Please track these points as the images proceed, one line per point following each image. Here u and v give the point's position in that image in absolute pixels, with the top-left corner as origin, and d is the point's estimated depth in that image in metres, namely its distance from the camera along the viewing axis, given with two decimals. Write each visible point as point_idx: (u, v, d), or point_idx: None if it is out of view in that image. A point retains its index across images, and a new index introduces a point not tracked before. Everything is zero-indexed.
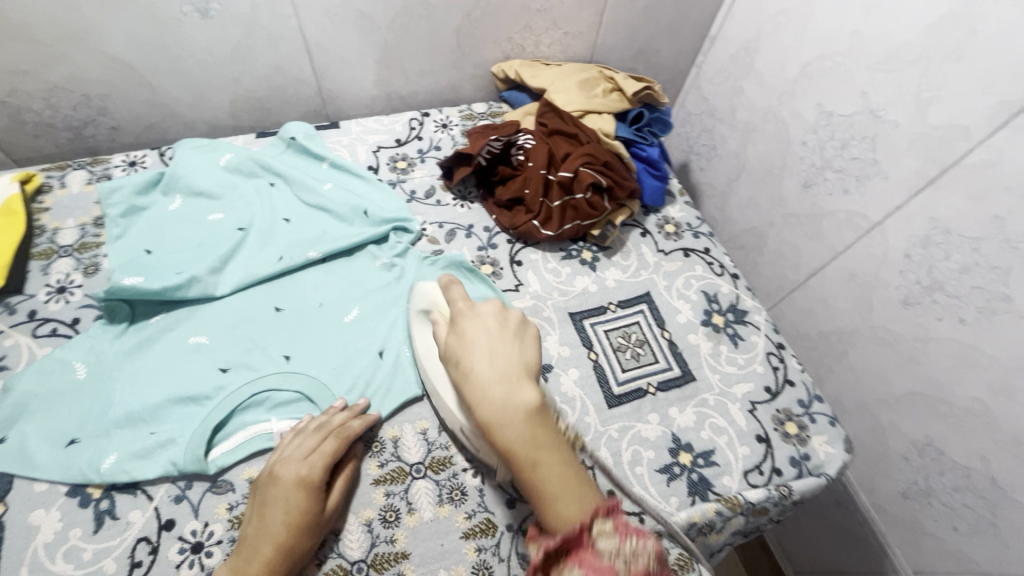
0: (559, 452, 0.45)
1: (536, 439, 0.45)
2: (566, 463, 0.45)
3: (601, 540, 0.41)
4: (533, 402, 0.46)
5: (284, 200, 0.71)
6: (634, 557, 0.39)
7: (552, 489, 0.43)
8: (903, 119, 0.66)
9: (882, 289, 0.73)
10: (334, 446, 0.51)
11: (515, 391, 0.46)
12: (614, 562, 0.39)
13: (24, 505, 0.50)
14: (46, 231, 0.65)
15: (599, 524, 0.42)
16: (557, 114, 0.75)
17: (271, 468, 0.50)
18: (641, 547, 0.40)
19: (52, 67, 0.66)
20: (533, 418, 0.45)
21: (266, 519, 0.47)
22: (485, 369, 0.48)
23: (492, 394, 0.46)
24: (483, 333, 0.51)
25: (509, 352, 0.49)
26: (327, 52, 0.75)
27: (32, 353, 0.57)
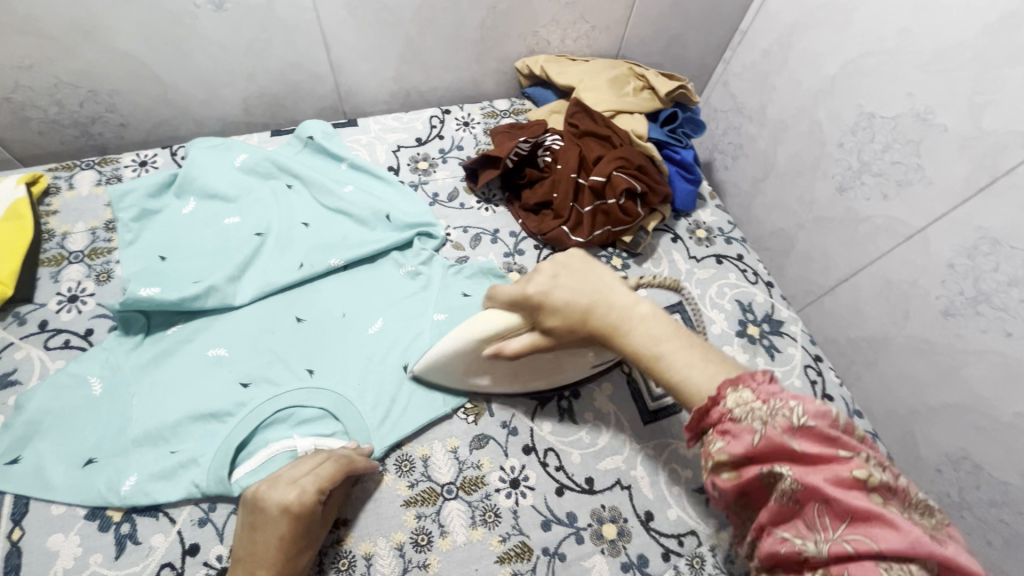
0: (691, 342, 0.43)
1: (667, 333, 0.44)
2: (704, 351, 0.42)
3: (735, 406, 0.37)
4: (646, 304, 0.46)
5: (303, 203, 0.68)
6: (773, 418, 0.35)
7: (681, 374, 0.41)
8: (952, 123, 0.63)
9: (920, 298, 0.71)
10: (331, 470, 0.47)
11: (624, 299, 0.46)
12: (753, 429, 0.36)
13: (41, 528, 0.47)
14: (55, 236, 0.62)
15: (732, 393, 0.37)
16: (589, 115, 0.72)
17: (259, 489, 0.46)
18: (785, 406, 0.35)
19: (59, 62, 0.63)
20: (651, 314, 0.45)
21: (257, 547, 0.44)
22: (580, 292, 0.47)
23: (605, 308, 0.46)
24: (562, 263, 0.50)
25: (600, 271, 0.49)
26: (346, 46, 0.72)
27: (44, 366, 0.55)
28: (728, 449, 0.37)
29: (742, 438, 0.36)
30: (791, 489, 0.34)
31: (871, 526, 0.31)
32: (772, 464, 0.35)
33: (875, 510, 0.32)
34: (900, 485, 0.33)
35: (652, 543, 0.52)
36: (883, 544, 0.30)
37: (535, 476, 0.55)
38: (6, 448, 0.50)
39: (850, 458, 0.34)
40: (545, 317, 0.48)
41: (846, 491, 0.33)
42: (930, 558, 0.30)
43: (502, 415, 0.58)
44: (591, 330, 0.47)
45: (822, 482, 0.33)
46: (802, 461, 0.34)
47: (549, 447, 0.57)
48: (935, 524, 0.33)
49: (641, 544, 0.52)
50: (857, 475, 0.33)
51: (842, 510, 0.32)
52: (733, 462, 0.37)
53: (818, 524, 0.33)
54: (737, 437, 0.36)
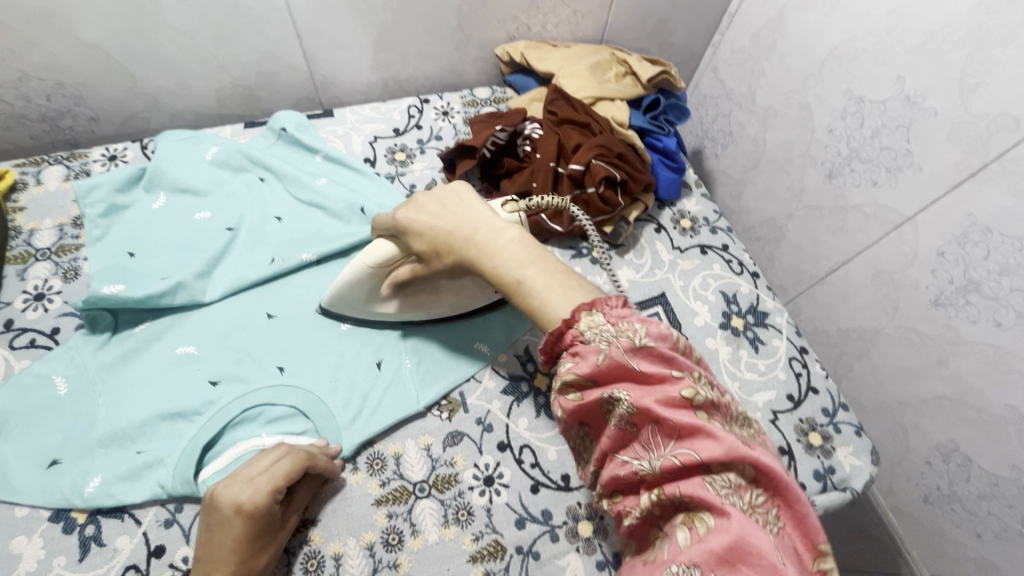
0: (544, 265, 0.46)
1: (527, 257, 0.46)
2: (554, 276, 0.45)
3: (587, 328, 0.41)
4: (511, 230, 0.48)
5: (276, 197, 0.67)
6: (617, 339, 0.40)
7: (541, 301, 0.44)
8: (943, 107, 0.61)
9: (910, 288, 0.69)
10: (289, 467, 0.47)
11: (492, 225, 0.49)
12: (597, 349, 0.40)
13: (5, 531, 0.47)
14: (22, 233, 0.61)
15: (584, 316, 0.41)
16: (568, 102, 0.70)
17: (213, 488, 0.46)
18: (627, 330, 0.40)
19: (21, 54, 0.61)
20: (515, 240, 0.47)
21: (213, 547, 0.44)
22: (443, 219, 0.50)
23: (460, 237, 0.49)
24: (437, 195, 0.52)
25: (431, 202, 0.52)
26: (318, 35, 0.70)
27: (9, 366, 0.54)
28: (576, 369, 0.40)
29: (589, 358, 0.40)
30: (628, 413, 0.38)
31: (695, 440, 0.36)
32: (612, 386, 0.39)
33: (700, 424, 0.36)
34: (723, 402, 0.38)
35: None
36: (705, 455, 0.35)
37: (510, 473, 0.54)
38: None
39: (679, 378, 0.38)
40: (414, 242, 0.51)
41: (675, 411, 0.37)
42: (744, 464, 0.34)
43: (477, 411, 0.57)
44: (455, 259, 0.49)
45: (652, 402, 0.37)
46: (638, 378, 0.39)
47: (524, 444, 0.55)
48: (753, 433, 0.38)
49: (617, 541, 0.51)
50: (684, 394, 0.37)
51: (669, 428, 0.36)
52: (580, 384, 0.40)
53: (651, 445, 0.38)
54: (584, 358, 0.40)
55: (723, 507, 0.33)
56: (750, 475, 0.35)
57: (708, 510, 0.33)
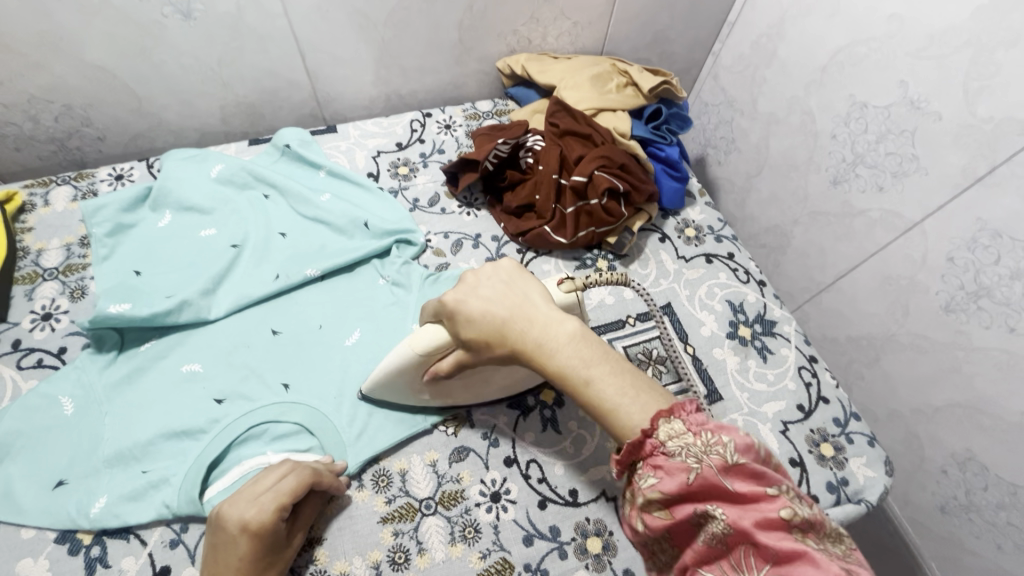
0: (611, 364, 0.40)
1: (597, 355, 0.40)
2: (625, 374, 0.39)
3: (667, 438, 0.35)
4: (571, 322, 0.42)
5: (280, 213, 0.67)
6: (707, 455, 0.33)
7: (613, 402, 0.38)
8: (947, 111, 0.60)
9: (920, 294, 0.68)
10: (293, 484, 0.46)
11: (549, 316, 0.42)
12: (686, 466, 0.34)
13: (11, 553, 0.47)
14: (30, 253, 0.62)
15: (665, 425, 0.35)
16: (569, 113, 0.69)
17: (220, 507, 0.45)
18: (716, 442, 0.34)
19: (29, 77, 0.62)
20: (576, 336, 0.41)
21: (218, 565, 0.43)
22: (501, 309, 0.43)
23: (520, 337, 0.42)
24: (492, 275, 0.46)
25: (492, 286, 0.45)
26: (321, 52, 0.70)
27: (17, 386, 0.54)
28: (659, 486, 0.34)
29: (674, 474, 0.34)
30: (720, 532, 0.32)
31: (795, 567, 0.30)
32: (703, 504, 0.33)
33: (801, 548, 0.30)
34: (818, 518, 0.32)
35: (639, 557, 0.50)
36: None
37: (517, 489, 0.53)
38: None
39: (776, 495, 0.32)
40: (459, 330, 0.45)
41: (772, 533, 0.31)
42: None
43: (483, 426, 0.56)
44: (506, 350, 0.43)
45: (750, 525, 0.31)
46: (731, 498, 0.32)
47: (531, 459, 0.55)
48: (849, 550, 0.32)
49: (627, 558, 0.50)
50: (783, 514, 0.31)
51: (767, 552, 0.30)
52: (664, 501, 0.34)
53: (743, 567, 0.31)
54: (669, 474, 0.34)
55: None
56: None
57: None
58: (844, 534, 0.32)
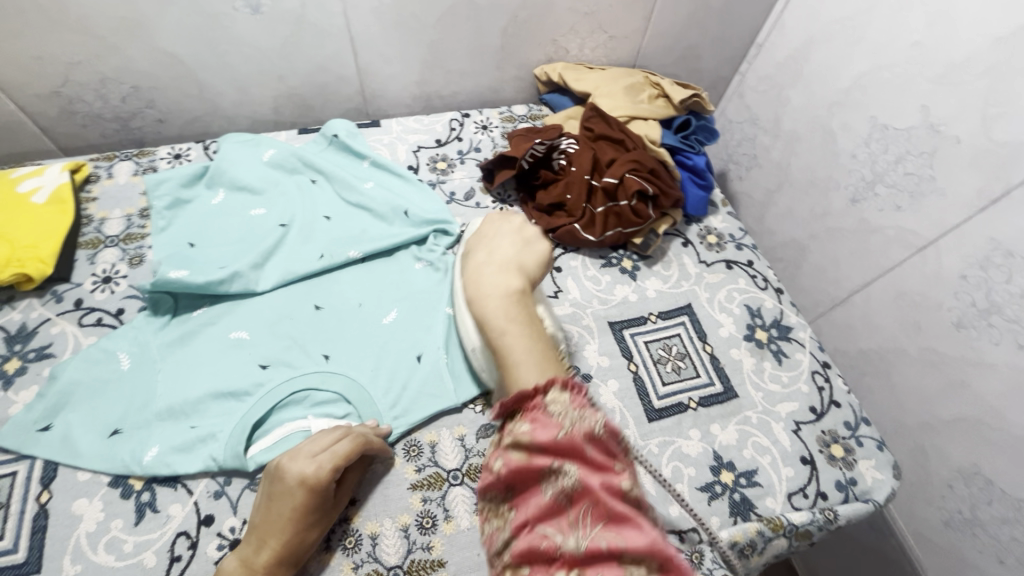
0: (531, 330, 0.49)
1: (503, 311, 0.50)
2: (538, 342, 0.48)
3: (553, 403, 0.42)
4: (502, 286, 0.51)
5: (325, 198, 0.71)
6: (580, 422, 0.41)
7: (513, 360, 0.47)
8: (965, 134, 0.63)
9: (932, 310, 0.70)
10: (349, 448, 0.49)
11: (491, 277, 0.53)
12: (560, 424, 0.41)
13: (68, 493, 0.50)
14: (93, 221, 0.66)
15: (554, 392, 0.43)
16: (603, 119, 0.74)
17: (280, 459, 0.49)
18: (589, 416, 0.42)
19: (105, 59, 0.67)
20: (514, 293, 0.51)
21: (274, 511, 0.47)
22: (485, 260, 0.55)
23: (472, 283, 0.54)
24: (496, 230, 0.59)
25: (503, 231, 0.58)
26: (372, 51, 0.75)
27: (78, 341, 0.58)
28: (532, 433, 0.41)
29: (547, 428, 0.41)
30: (570, 486, 0.39)
31: (622, 528, 0.37)
32: (562, 461, 0.40)
33: (631, 515, 0.38)
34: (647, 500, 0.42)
35: None
36: (630, 543, 0.36)
37: None
38: (40, 415, 0.53)
39: (622, 471, 0.41)
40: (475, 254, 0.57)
41: (613, 497, 0.39)
42: (657, 563, 0.36)
43: None
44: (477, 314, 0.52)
45: (595, 483, 0.39)
46: (589, 463, 0.40)
47: None
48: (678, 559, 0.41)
49: None
50: (624, 485, 0.40)
51: (604, 511, 0.38)
52: (528, 447, 0.41)
53: (578, 524, 0.38)
54: (543, 425, 0.41)
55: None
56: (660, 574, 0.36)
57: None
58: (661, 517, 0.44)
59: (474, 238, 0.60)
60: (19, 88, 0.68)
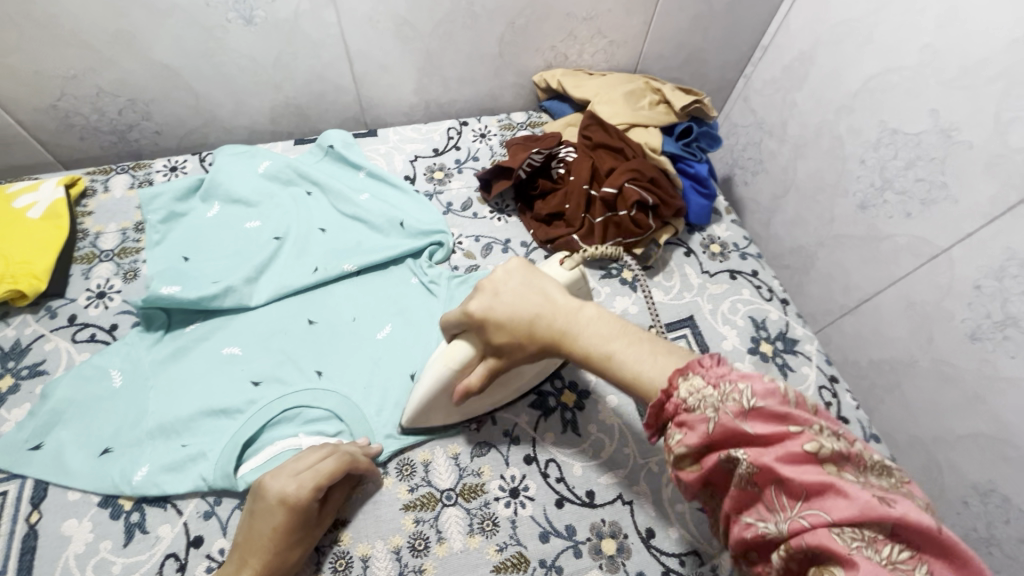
0: (636, 337, 0.41)
1: (614, 332, 0.42)
2: (648, 344, 0.41)
3: (688, 395, 0.35)
4: (590, 307, 0.44)
5: (320, 210, 0.70)
6: (723, 403, 0.34)
7: (635, 372, 0.39)
8: (978, 139, 0.61)
9: (944, 321, 0.68)
10: (332, 467, 0.48)
11: (568, 304, 0.45)
12: (706, 417, 0.34)
13: (58, 513, 0.49)
14: (88, 235, 0.66)
15: (686, 384, 0.35)
16: (602, 127, 0.72)
17: (263, 477, 0.48)
18: (737, 391, 0.34)
19: (100, 72, 0.67)
20: (597, 315, 0.44)
21: (253, 531, 0.46)
22: (517, 304, 0.45)
23: (551, 314, 0.44)
24: (504, 279, 0.47)
25: (509, 286, 0.47)
26: (368, 60, 0.74)
27: (71, 358, 0.58)
28: (687, 441, 0.35)
29: (697, 428, 0.34)
30: (747, 473, 0.32)
31: (826, 498, 0.30)
32: (727, 448, 0.33)
33: (829, 481, 0.30)
34: (853, 451, 0.32)
35: (652, 561, 0.51)
36: (836, 515, 0.29)
37: (536, 486, 0.54)
38: (31, 433, 0.52)
39: (800, 433, 0.32)
40: (491, 334, 0.46)
41: (799, 467, 0.31)
42: (885, 520, 0.29)
43: (505, 424, 0.58)
44: (539, 344, 0.45)
45: (772, 460, 0.32)
46: (755, 440, 0.33)
47: (550, 458, 0.56)
48: (898, 483, 0.32)
49: (641, 561, 0.51)
50: (809, 448, 0.31)
51: (795, 488, 0.31)
52: (691, 454, 0.35)
53: (776, 507, 0.32)
54: (693, 428, 0.34)
55: (855, 562, 0.28)
56: (896, 531, 0.29)
57: (838, 565, 0.28)
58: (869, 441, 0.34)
59: (479, 300, 0.46)
60: (16, 102, 0.68)
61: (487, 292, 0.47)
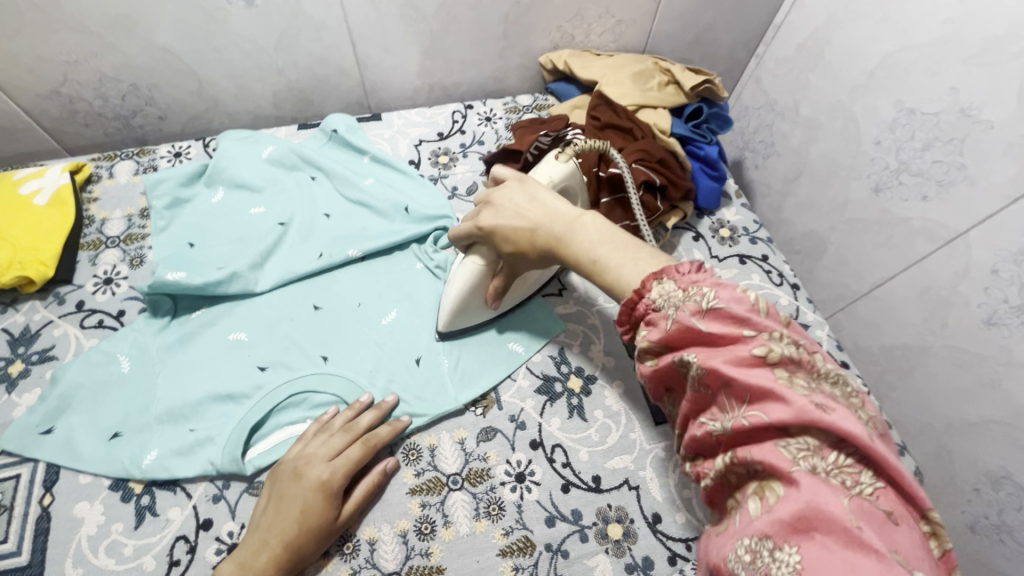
0: (629, 241, 0.43)
1: (606, 236, 0.44)
2: (637, 248, 0.43)
3: (658, 297, 0.37)
4: (587, 217, 0.46)
5: (325, 195, 0.70)
6: (684, 304, 0.36)
7: (618, 274, 0.41)
8: (999, 119, 0.59)
9: (960, 306, 0.66)
10: (362, 454, 0.51)
11: (562, 213, 0.47)
12: (667, 315, 0.36)
13: (69, 496, 0.50)
14: (94, 221, 0.66)
15: (658, 284, 0.38)
16: (610, 108, 0.71)
17: (295, 463, 0.49)
18: (699, 292, 0.35)
19: (102, 57, 0.66)
20: (592, 222, 0.45)
21: (282, 514, 0.47)
22: (518, 219, 0.48)
23: (549, 224, 0.47)
24: (509, 193, 0.50)
25: (513, 194, 0.50)
26: (371, 42, 0.73)
27: (80, 343, 0.58)
28: (651, 338, 0.37)
29: (659, 326, 0.37)
30: (698, 375, 0.34)
31: (767, 403, 0.31)
32: (682, 351, 0.36)
33: (772, 387, 0.31)
34: (807, 358, 0.32)
35: (658, 546, 0.51)
36: (775, 417, 0.31)
37: (542, 472, 0.54)
38: (42, 418, 0.53)
39: (752, 337, 0.33)
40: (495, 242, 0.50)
41: (746, 370, 0.32)
42: (823, 429, 0.30)
43: (511, 409, 0.58)
44: (536, 250, 0.48)
45: (720, 363, 0.33)
46: (706, 342, 0.35)
47: (556, 444, 0.56)
48: (850, 394, 0.33)
49: (647, 546, 0.51)
50: (757, 353, 0.32)
51: (740, 391, 0.32)
52: (653, 352, 0.37)
53: (725, 407, 0.33)
54: (656, 326, 0.37)
55: (796, 475, 0.29)
56: (839, 441, 0.30)
57: (778, 475, 0.30)
58: (824, 354, 0.34)
59: (484, 209, 0.51)
60: (20, 88, 0.68)
61: (492, 206, 0.51)
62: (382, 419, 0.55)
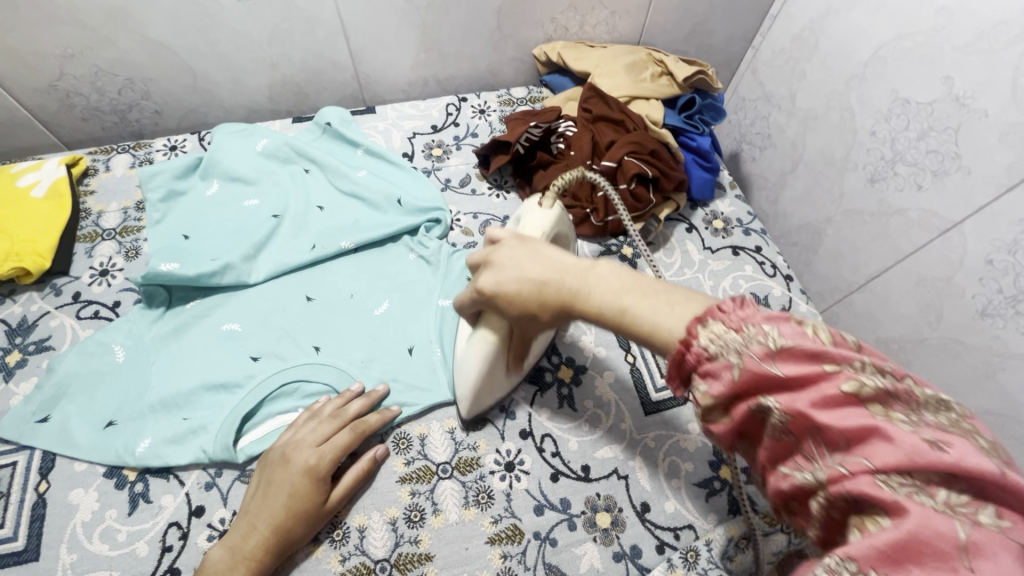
0: (659, 287, 0.36)
1: (630, 283, 0.36)
2: (668, 293, 0.35)
3: (709, 342, 0.32)
4: (602, 263, 0.38)
5: (319, 187, 0.70)
6: (747, 346, 0.30)
7: (654, 324, 0.34)
8: (993, 107, 0.59)
9: (955, 297, 0.66)
10: (349, 440, 0.51)
11: (577, 266, 0.38)
12: (729, 364, 0.31)
13: (65, 483, 0.51)
14: (91, 214, 0.67)
15: (705, 329, 0.32)
16: (602, 99, 0.71)
17: (283, 449, 0.50)
18: (760, 333, 0.30)
19: (97, 51, 0.67)
20: (610, 270, 0.37)
21: (270, 498, 0.47)
22: (520, 276, 0.39)
23: (558, 278, 0.38)
24: (513, 250, 0.41)
25: (516, 253, 0.41)
26: (363, 35, 0.73)
27: (76, 333, 0.59)
28: (713, 392, 0.32)
29: (721, 375, 0.31)
30: (781, 421, 0.30)
31: (867, 445, 0.27)
32: (757, 398, 0.30)
33: (871, 424, 0.27)
34: (901, 387, 0.28)
35: (647, 535, 0.52)
36: (879, 460, 0.26)
37: (531, 461, 0.55)
38: (37, 406, 0.54)
39: (836, 372, 0.28)
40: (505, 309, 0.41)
41: (836, 411, 0.28)
42: (934, 468, 0.25)
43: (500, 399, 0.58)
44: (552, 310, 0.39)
45: (807, 405, 0.28)
46: (786, 387, 0.29)
47: (545, 433, 0.56)
48: (959, 419, 0.28)
49: (635, 535, 0.51)
50: (846, 389, 0.28)
51: (834, 435, 0.28)
52: (717, 406, 0.32)
53: (813, 455, 0.29)
54: (716, 376, 0.31)
55: (901, 506, 0.25)
56: (951, 478, 0.25)
57: (883, 511, 0.25)
58: (921, 377, 0.29)
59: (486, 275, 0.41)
60: (17, 83, 0.68)
61: (492, 267, 0.41)
62: (372, 407, 0.55)
